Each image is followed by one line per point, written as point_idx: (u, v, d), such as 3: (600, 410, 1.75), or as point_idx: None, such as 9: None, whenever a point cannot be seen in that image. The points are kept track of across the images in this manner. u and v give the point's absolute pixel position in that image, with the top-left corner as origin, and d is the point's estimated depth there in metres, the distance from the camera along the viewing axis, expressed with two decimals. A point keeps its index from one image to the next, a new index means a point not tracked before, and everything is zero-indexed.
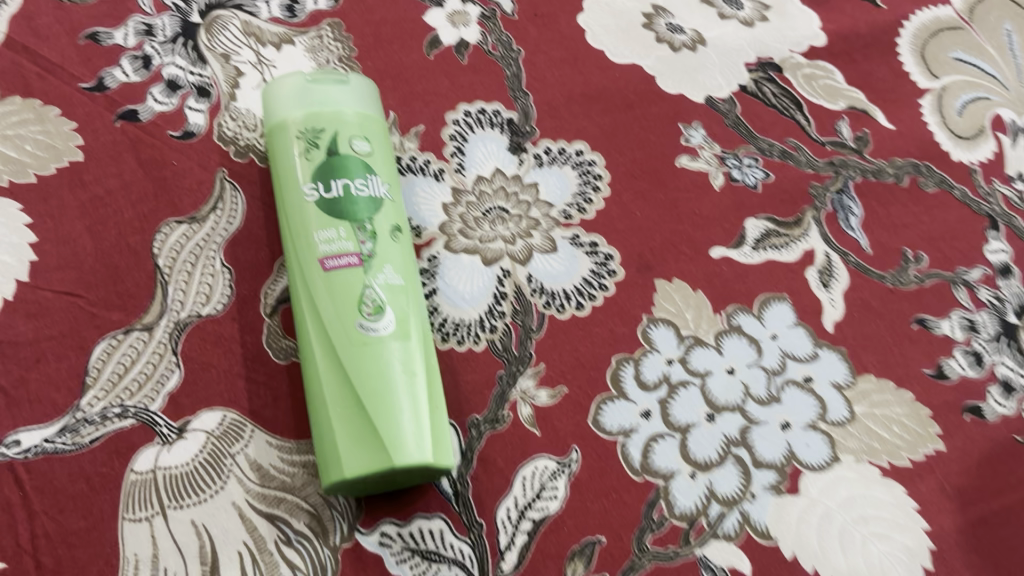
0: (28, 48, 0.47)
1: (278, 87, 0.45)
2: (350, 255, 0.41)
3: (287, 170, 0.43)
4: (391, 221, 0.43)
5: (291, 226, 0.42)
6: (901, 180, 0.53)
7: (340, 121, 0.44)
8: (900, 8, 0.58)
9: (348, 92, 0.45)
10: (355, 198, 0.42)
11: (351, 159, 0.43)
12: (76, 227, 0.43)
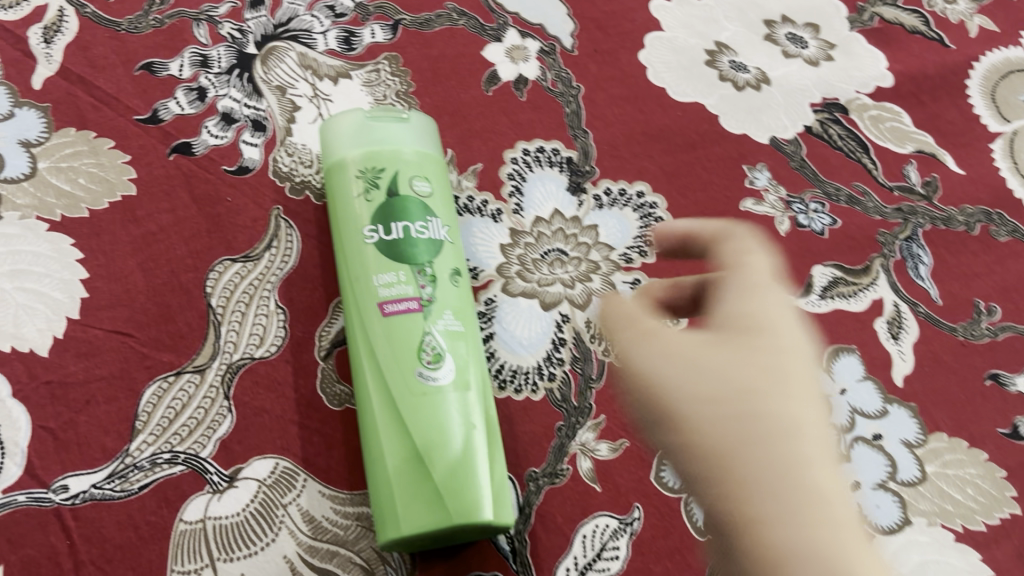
0: (83, 78, 0.46)
1: (336, 124, 0.43)
2: (410, 299, 0.40)
3: (346, 211, 0.42)
4: (451, 265, 0.42)
5: (349, 267, 0.41)
6: (972, 229, 0.51)
7: (401, 160, 0.42)
8: (970, 48, 0.57)
9: (408, 130, 0.43)
10: (415, 240, 0.41)
11: (411, 201, 0.42)
12: (128, 264, 0.42)
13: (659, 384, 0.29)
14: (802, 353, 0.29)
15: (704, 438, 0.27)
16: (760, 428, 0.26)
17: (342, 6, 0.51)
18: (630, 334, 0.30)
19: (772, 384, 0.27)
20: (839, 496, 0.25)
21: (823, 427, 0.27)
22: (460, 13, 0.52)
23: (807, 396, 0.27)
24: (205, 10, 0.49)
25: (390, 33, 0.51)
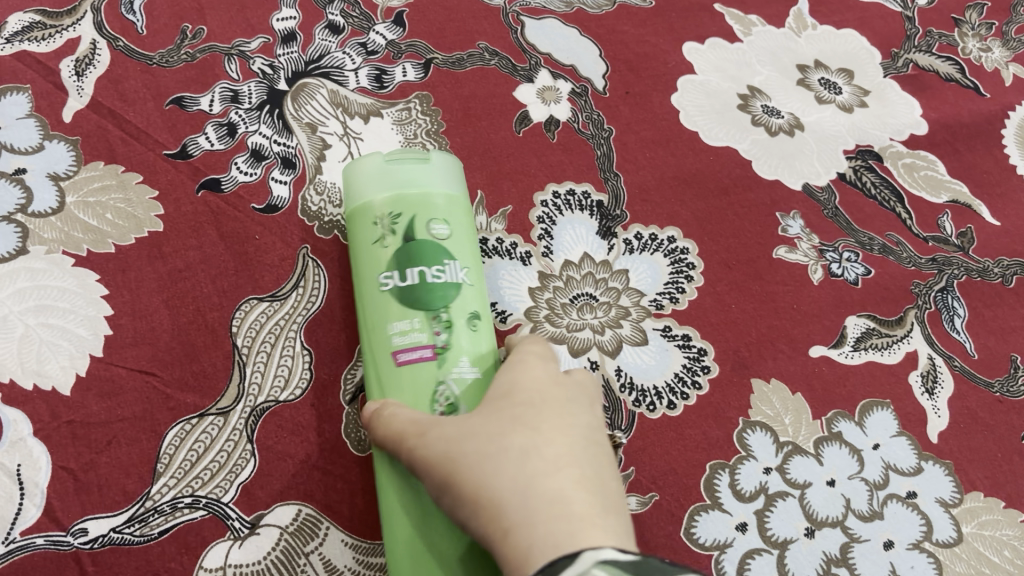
0: (114, 112, 0.46)
1: (356, 167, 0.40)
2: (423, 348, 0.36)
3: (363, 258, 0.39)
4: (469, 307, 0.38)
5: (366, 316, 0.38)
6: (1008, 281, 0.50)
7: (418, 202, 0.39)
8: (1005, 97, 0.56)
9: (427, 168, 0.40)
10: (432, 284, 0.37)
11: (428, 244, 0.38)
12: (153, 301, 0.42)
13: (431, 466, 0.33)
14: (545, 391, 0.35)
15: (464, 485, 0.32)
16: (496, 456, 0.32)
17: (373, 44, 0.51)
18: (405, 443, 0.34)
19: (516, 423, 0.33)
20: (573, 482, 0.31)
21: (574, 439, 0.33)
22: (491, 53, 0.52)
23: (555, 426, 0.33)
24: (237, 45, 0.49)
25: (421, 72, 0.50)
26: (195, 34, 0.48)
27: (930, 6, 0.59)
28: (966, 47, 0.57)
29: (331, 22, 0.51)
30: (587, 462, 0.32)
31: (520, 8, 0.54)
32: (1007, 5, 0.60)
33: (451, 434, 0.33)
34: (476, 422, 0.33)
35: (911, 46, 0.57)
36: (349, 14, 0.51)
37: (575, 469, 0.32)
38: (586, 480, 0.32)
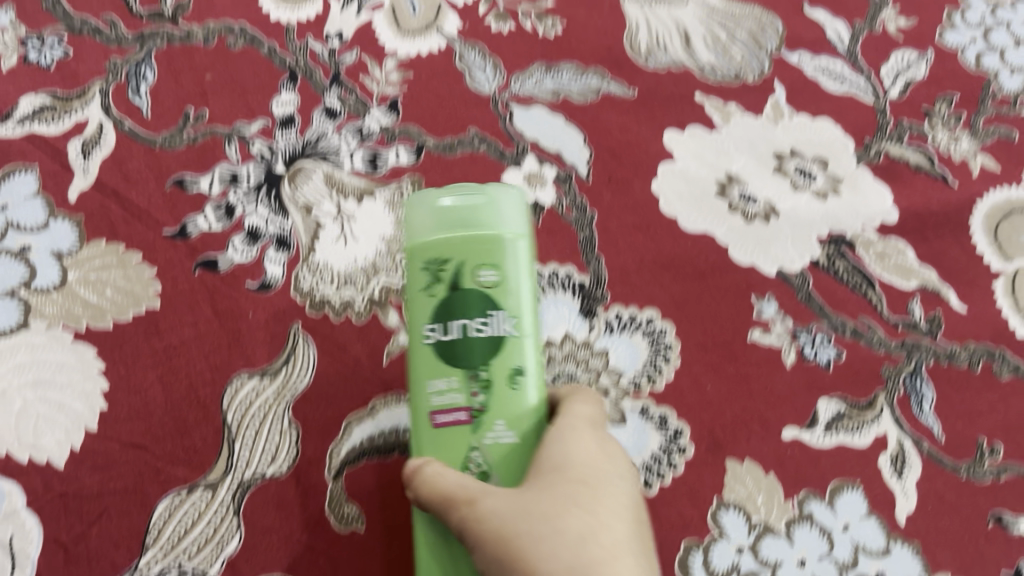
0: (117, 191, 0.48)
1: (416, 197, 0.38)
2: (459, 410, 0.37)
3: (411, 301, 0.38)
4: (512, 363, 0.37)
5: (411, 361, 0.38)
6: (975, 366, 0.52)
7: (464, 250, 0.37)
8: (972, 187, 0.58)
9: (479, 208, 0.37)
10: (473, 341, 0.37)
11: (473, 297, 0.37)
12: (148, 376, 0.44)
13: (483, 539, 0.35)
14: (594, 469, 0.37)
15: (519, 561, 0.34)
16: (551, 537, 0.34)
17: (368, 127, 0.53)
18: (453, 509, 0.36)
19: (572, 505, 0.35)
20: (628, 572, 0.34)
21: (624, 522, 0.36)
22: (481, 139, 0.54)
23: (607, 509, 0.36)
24: (237, 128, 0.51)
25: (414, 155, 0.52)
26: (197, 117, 0.51)
27: (902, 98, 0.61)
28: (935, 137, 0.60)
29: (328, 107, 0.53)
30: (636, 547, 0.35)
31: (509, 95, 0.55)
32: (976, 96, 0.62)
33: (504, 508, 0.35)
34: (531, 499, 0.35)
35: (883, 135, 0.59)
36: (345, 99, 0.53)
37: (625, 555, 0.35)
38: (635, 567, 0.35)
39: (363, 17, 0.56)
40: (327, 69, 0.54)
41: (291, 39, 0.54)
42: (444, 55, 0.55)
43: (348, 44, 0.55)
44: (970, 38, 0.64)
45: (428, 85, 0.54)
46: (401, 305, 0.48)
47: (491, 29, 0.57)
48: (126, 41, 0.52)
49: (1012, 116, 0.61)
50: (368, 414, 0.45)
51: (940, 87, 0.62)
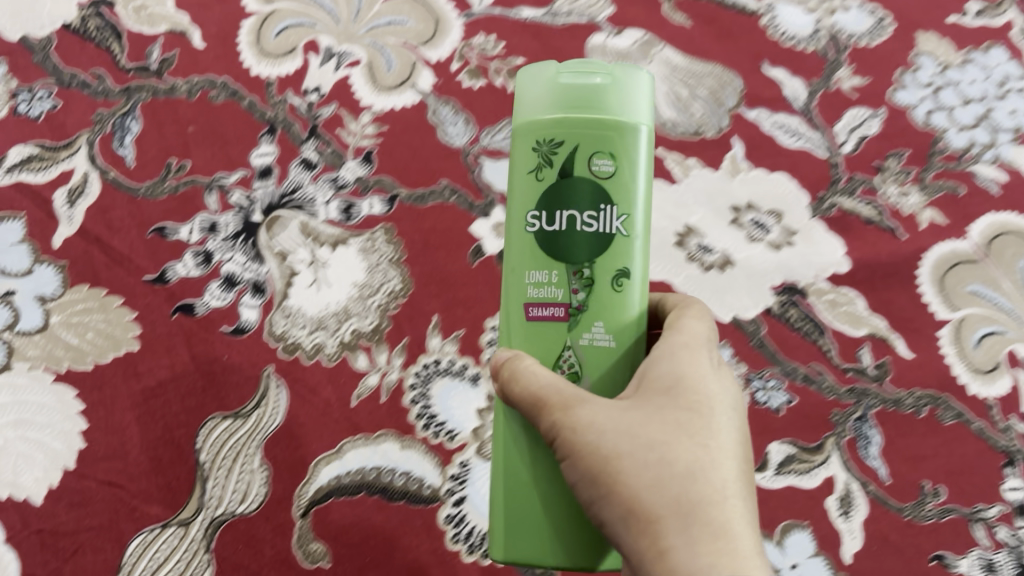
0: (100, 239, 0.51)
1: (531, 70, 0.37)
2: (558, 305, 0.36)
3: (515, 185, 0.37)
4: (617, 264, 0.36)
5: (509, 240, 0.37)
6: (920, 412, 0.54)
7: (584, 133, 0.36)
8: (921, 239, 0.61)
9: (604, 93, 0.36)
10: (579, 236, 0.36)
11: (586, 186, 0.36)
12: (126, 417, 0.47)
13: (579, 453, 0.34)
14: (705, 394, 0.35)
15: (617, 484, 0.33)
16: (654, 464, 0.33)
17: (343, 178, 0.55)
18: (547, 414, 0.35)
19: (678, 431, 0.33)
20: (733, 514, 0.32)
21: (732, 458, 0.34)
22: (451, 190, 0.55)
23: (718, 441, 0.34)
24: (217, 179, 0.53)
25: (387, 205, 0.54)
26: (179, 167, 0.53)
27: (855, 153, 0.64)
28: (886, 191, 0.63)
29: (305, 158, 0.55)
30: (744, 487, 0.33)
31: (479, 149, 0.57)
32: (925, 152, 0.65)
33: (604, 425, 0.33)
34: (632, 421, 0.34)
35: (836, 189, 0.62)
36: (322, 151, 0.55)
37: (732, 495, 0.33)
38: (741, 509, 0.32)
39: (340, 72, 0.58)
40: (305, 123, 0.56)
41: (270, 93, 0.57)
42: (417, 109, 0.58)
43: (326, 98, 0.57)
44: (920, 97, 0.67)
45: (402, 138, 0.57)
46: (370, 348, 0.50)
47: (464, 85, 0.59)
48: (112, 94, 0.55)
49: (958, 172, 0.64)
50: (336, 454, 0.47)
51: (891, 143, 0.65)
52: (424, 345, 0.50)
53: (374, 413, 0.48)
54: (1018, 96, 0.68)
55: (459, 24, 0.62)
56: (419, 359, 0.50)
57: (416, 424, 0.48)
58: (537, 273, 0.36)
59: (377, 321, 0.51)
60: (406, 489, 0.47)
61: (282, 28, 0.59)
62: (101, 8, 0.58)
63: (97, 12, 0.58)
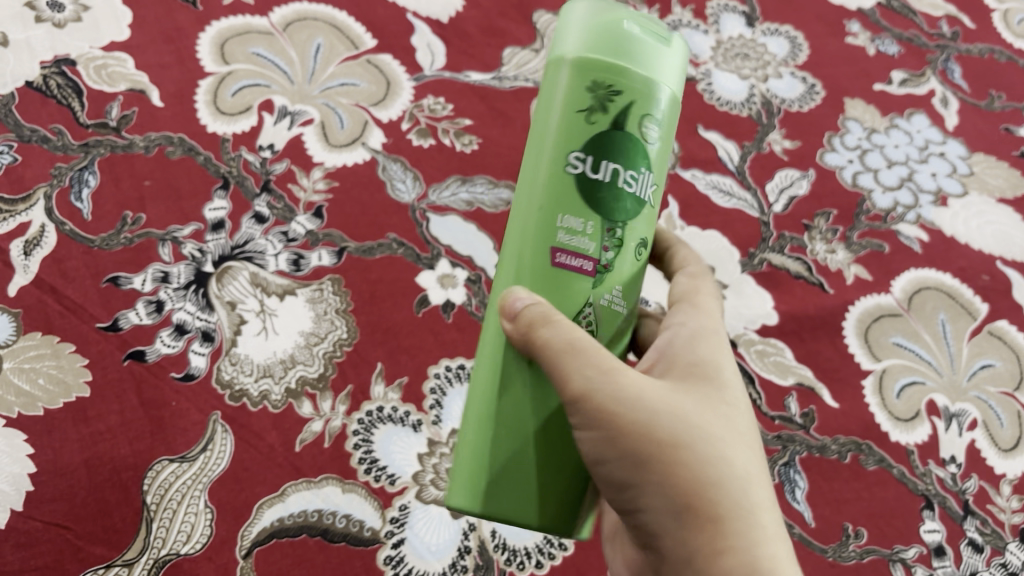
0: (54, 288, 0.52)
1: (593, 5, 0.34)
2: (586, 258, 0.35)
3: (555, 118, 0.34)
4: (640, 233, 0.36)
5: (531, 175, 0.35)
6: (844, 457, 0.57)
7: (642, 91, 0.34)
8: (847, 293, 0.64)
9: (665, 57, 0.35)
10: (620, 192, 0.35)
11: (633, 145, 0.35)
12: (74, 460, 0.48)
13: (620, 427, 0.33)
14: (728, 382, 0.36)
15: (670, 466, 0.33)
16: (709, 453, 0.33)
17: (294, 232, 0.57)
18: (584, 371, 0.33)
19: (720, 421, 0.34)
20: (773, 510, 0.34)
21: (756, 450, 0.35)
22: (399, 243, 0.59)
23: (745, 433, 0.35)
24: (171, 231, 0.55)
25: (335, 257, 0.57)
26: (134, 220, 0.55)
27: (785, 212, 0.67)
28: (814, 248, 0.66)
29: (257, 212, 0.58)
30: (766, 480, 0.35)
31: (426, 204, 0.61)
32: (852, 212, 0.69)
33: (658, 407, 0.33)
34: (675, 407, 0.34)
35: (766, 246, 0.65)
36: (273, 206, 0.58)
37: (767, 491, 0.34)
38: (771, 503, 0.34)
39: (294, 131, 0.61)
40: (258, 178, 0.59)
41: (225, 149, 0.59)
42: (368, 166, 0.61)
43: (279, 155, 0.60)
44: (847, 159, 0.71)
45: (352, 194, 0.60)
46: (314, 395, 0.52)
47: (414, 143, 0.63)
48: (71, 149, 0.57)
49: (883, 231, 0.68)
50: (279, 497, 0.49)
51: (819, 203, 0.68)
52: (367, 392, 0.53)
53: (317, 458, 0.50)
54: (938, 159, 0.73)
55: (409, 86, 0.66)
56: (362, 406, 0.52)
57: (358, 468, 0.51)
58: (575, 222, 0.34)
59: (322, 369, 0.53)
60: (346, 532, 0.49)
61: (238, 87, 0.62)
62: (63, 67, 0.60)
63: (59, 70, 0.60)
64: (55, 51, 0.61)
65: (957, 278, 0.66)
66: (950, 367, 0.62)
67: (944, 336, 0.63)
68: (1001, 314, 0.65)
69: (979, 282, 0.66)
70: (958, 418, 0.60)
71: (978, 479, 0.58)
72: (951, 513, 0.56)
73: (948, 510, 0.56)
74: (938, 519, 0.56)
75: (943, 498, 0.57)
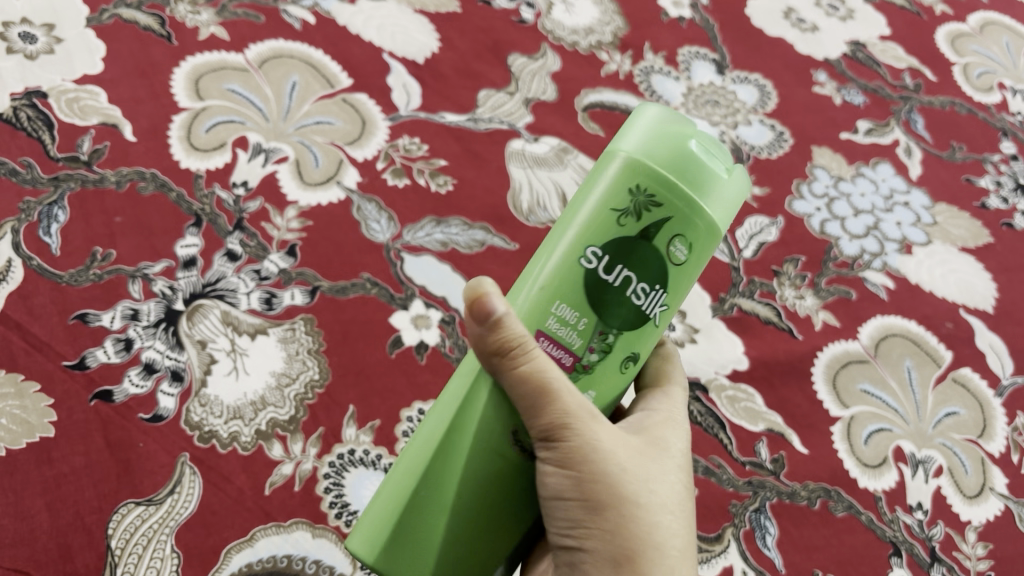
0: (20, 324, 0.51)
1: (656, 114, 0.36)
2: (568, 351, 0.36)
3: (586, 208, 0.35)
4: (630, 350, 0.37)
5: (547, 258, 0.36)
6: (813, 503, 0.57)
7: (676, 205, 0.35)
8: (815, 339, 0.65)
9: (713, 177, 0.35)
10: (624, 300, 0.35)
11: (652, 254, 0.35)
12: (36, 503, 0.46)
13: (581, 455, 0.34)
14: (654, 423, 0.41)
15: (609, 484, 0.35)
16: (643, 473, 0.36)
17: (266, 270, 0.57)
18: None
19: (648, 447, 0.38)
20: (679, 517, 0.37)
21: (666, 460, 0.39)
22: (373, 283, 0.58)
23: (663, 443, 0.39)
24: (142, 268, 0.55)
25: (308, 296, 0.57)
26: (104, 256, 0.54)
27: (754, 257, 0.68)
28: (783, 294, 0.67)
29: (230, 250, 0.57)
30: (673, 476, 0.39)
31: (400, 244, 0.60)
32: (819, 259, 0.70)
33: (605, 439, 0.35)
34: (626, 444, 0.36)
35: (736, 291, 0.66)
36: (246, 243, 0.58)
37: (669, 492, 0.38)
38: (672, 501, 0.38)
39: (267, 168, 0.61)
40: (231, 215, 0.58)
41: (198, 186, 0.59)
42: (342, 206, 0.61)
43: (252, 192, 0.60)
44: (815, 207, 0.73)
45: (326, 233, 0.59)
46: (285, 438, 0.52)
47: (388, 183, 0.63)
48: (40, 183, 0.56)
49: (850, 278, 0.69)
50: (246, 542, 0.48)
51: (788, 250, 0.69)
52: (339, 435, 0.52)
53: (286, 501, 0.50)
54: (903, 208, 0.75)
55: (384, 127, 0.66)
56: (334, 449, 0.52)
57: (329, 512, 0.50)
58: (562, 307, 0.35)
59: (293, 411, 0.53)
60: None
61: (212, 124, 0.62)
62: (34, 100, 0.59)
63: (30, 102, 0.59)
64: (26, 83, 0.60)
65: (922, 325, 0.67)
66: (916, 415, 0.63)
67: (910, 382, 0.64)
68: (964, 361, 0.66)
69: (943, 330, 0.68)
70: (924, 464, 0.60)
71: (944, 525, 0.58)
72: (919, 559, 0.57)
73: (916, 556, 0.57)
74: (906, 566, 0.56)
75: (910, 544, 0.57)
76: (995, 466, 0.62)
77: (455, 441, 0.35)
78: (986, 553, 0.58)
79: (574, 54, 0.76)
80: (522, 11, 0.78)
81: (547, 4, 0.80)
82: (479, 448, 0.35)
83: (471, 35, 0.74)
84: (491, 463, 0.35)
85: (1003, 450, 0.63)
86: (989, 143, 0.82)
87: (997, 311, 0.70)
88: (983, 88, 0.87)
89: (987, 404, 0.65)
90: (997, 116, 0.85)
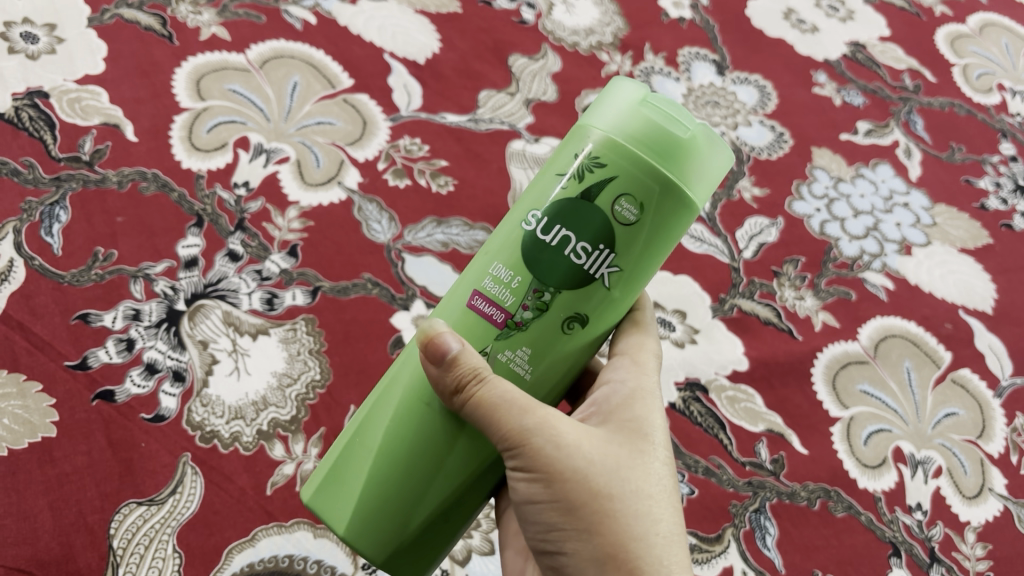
0: (22, 324, 0.51)
1: (622, 88, 0.37)
2: (501, 308, 0.37)
3: (543, 179, 0.38)
4: (576, 310, 0.37)
5: (505, 228, 0.38)
6: (813, 504, 0.58)
7: (622, 166, 0.35)
8: (815, 340, 0.65)
9: (673, 137, 0.35)
10: (560, 258, 0.36)
11: (596, 214, 0.36)
12: (38, 503, 0.46)
13: (542, 464, 0.35)
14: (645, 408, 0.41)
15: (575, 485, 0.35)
16: (618, 468, 0.36)
17: (267, 270, 0.57)
18: None
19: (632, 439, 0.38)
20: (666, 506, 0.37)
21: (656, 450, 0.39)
22: (373, 284, 0.58)
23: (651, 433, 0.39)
24: (143, 268, 0.55)
25: (309, 296, 0.57)
26: (106, 257, 0.54)
27: (754, 258, 0.68)
28: (783, 295, 0.67)
29: (230, 250, 0.57)
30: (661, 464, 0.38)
31: (401, 245, 0.61)
32: (819, 260, 0.70)
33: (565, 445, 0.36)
34: (600, 443, 0.37)
35: (736, 292, 0.66)
36: (247, 243, 0.58)
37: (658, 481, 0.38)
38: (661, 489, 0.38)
39: (269, 168, 0.61)
40: (233, 216, 0.58)
41: (199, 186, 0.59)
42: (343, 206, 0.61)
43: (253, 193, 0.60)
44: (815, 208, 0.73)
45: (327, 233, 0.60)
46: (286, 438, 0.52)
47: (389, 183, 0.63)
48: (42, 183, 0.56)
49: (850, 279, 0.69)
50: (248, 542, 0.48)
51: (788, 251, 0.69)
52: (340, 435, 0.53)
53: (288, 501, 0.50)
54: (902, 209, 0.75)
55: (385, 127, 0.66)
56: None
57: None
58: (498, 269, 0.37)
59: (295, 411, 0.53)
60: None
61: (213, 124, 0.62)
62: (35, 99, 0.59)
63: (32, 102, 0.59)
64: (28, 83, 0.60)
65: (921, 326, 0.68)
66: (916, 416, 0.63)
67: (909, 383, 0.64)
68: (963, 362, 0.67)
69: (942, 330, 0.68)
70: (924, 465, 0.61)
71: (943, 526, 0.59)
72: (918, 560, 0.57)
73: (916, 557, 0.57)
74: (906, 566, 0.57)
75: (909, 545, 0.57)
76: (994, 467, 0.62)
77: (389, 390, 0.38)
78: (985, 553, 0.58)
79: (574, 55, 0.77)
80: (523, 12, 0.78)
81: (548, 5, 0.80)
82: (410, 398, 0.38)
83: (472, 36, 0.74)
84: (417, 411, 0.37)
85: (1002, 450, 0.63)
86: (988, 144, 0.82)
87: (997, 312, 0.71)
88: (982, 89, 0.87)
89: (986, 405, 0.65)
90: (996, 118, 0.85)
